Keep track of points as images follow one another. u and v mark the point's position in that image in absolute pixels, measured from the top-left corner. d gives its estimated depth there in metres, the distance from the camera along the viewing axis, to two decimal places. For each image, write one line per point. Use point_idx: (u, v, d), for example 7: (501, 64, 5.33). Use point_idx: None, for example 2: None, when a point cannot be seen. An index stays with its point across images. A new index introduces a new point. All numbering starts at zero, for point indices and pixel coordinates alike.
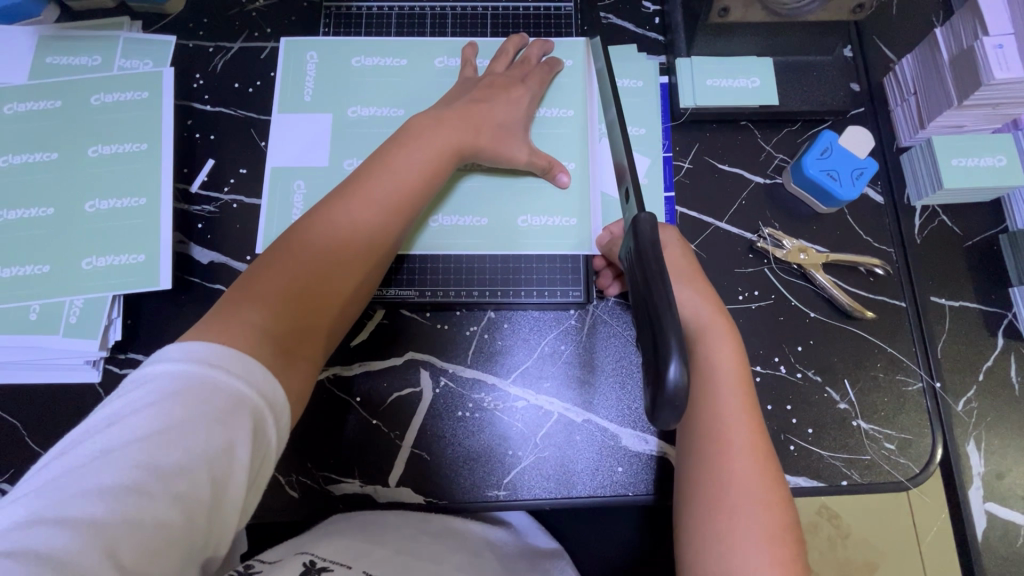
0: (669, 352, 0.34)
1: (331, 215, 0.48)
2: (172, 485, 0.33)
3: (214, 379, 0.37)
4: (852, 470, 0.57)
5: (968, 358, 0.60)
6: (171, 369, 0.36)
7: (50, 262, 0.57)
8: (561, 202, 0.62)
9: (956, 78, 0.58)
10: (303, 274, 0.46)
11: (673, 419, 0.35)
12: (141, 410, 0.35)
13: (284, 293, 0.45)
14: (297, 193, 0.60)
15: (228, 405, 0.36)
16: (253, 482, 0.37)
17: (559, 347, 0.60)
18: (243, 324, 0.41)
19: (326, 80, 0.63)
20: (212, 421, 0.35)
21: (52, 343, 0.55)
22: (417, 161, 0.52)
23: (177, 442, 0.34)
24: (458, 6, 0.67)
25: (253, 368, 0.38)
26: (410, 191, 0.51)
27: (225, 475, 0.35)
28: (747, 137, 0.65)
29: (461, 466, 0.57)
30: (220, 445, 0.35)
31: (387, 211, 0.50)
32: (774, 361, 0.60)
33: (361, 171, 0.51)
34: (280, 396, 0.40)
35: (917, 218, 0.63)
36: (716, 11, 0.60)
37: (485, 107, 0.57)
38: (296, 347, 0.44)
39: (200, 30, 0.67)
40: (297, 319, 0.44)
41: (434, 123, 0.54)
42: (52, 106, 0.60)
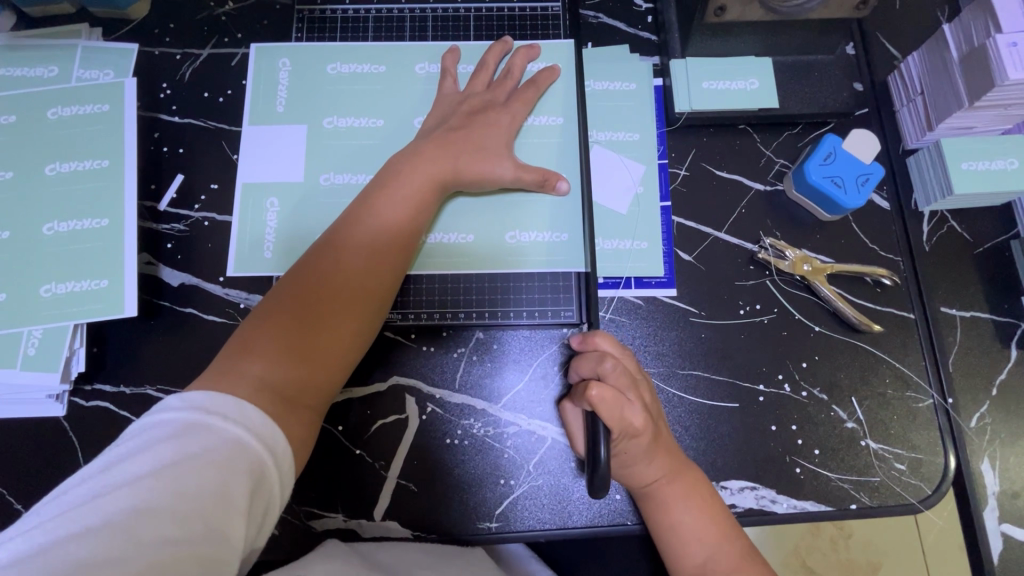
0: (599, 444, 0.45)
1: (324, 265, 0.50)
2: (168, 525, 0.35)
3: (216, 423, 0.39)
4: (861, 493, 0.54)
5: (981, 371, 0.57)
6: (180, 414, 0.39)
7: (7, 290, 0.53)
8: (552, 215, 0.58)
9: (966, 78, 0.55)
10: (298, 321, 0.47)
11: (604, 492, 0.45)
12: (148, 451, 0.37)
13: (281, 339, 0.46)
14: (270, 210, 0.57)
15: (228, 449, 0.38)
16: (251, 526, 0.39)
17: (552, 368, 0.57)
18: (244, 373, 0.44)
19: (301, 88, 0.60)
20: (211, 464, 0.37)
21: (10, 377, 0.51)
22: (402, 197, 0.52)
23: (174, 485, 0.36)
24: (439, 8, 0.64)
25: (251, 413, 0.41)
26: (396, 231, 0.52)
27: (221, 517, 0.37)
28: (745, 141, 0.62)
29: (451, 498, 0.54)
30: (216, 487, 0.37)
31: (375, 253, 0.51)
32: (778, 379, 0.57)
33: (349, 214, 0.52)
34: (280, 441, 0.41)
35: (925, 225, 0.60)
36: (712, 10, 0.56)
37: (462, 133, 0.55)
38: (294, 398, 0.45)
39: (166, 36, 0.63)
40: (293, 367, 0.46)
41: (414, 158, 0.54)
42: (6, 121, 0.56)
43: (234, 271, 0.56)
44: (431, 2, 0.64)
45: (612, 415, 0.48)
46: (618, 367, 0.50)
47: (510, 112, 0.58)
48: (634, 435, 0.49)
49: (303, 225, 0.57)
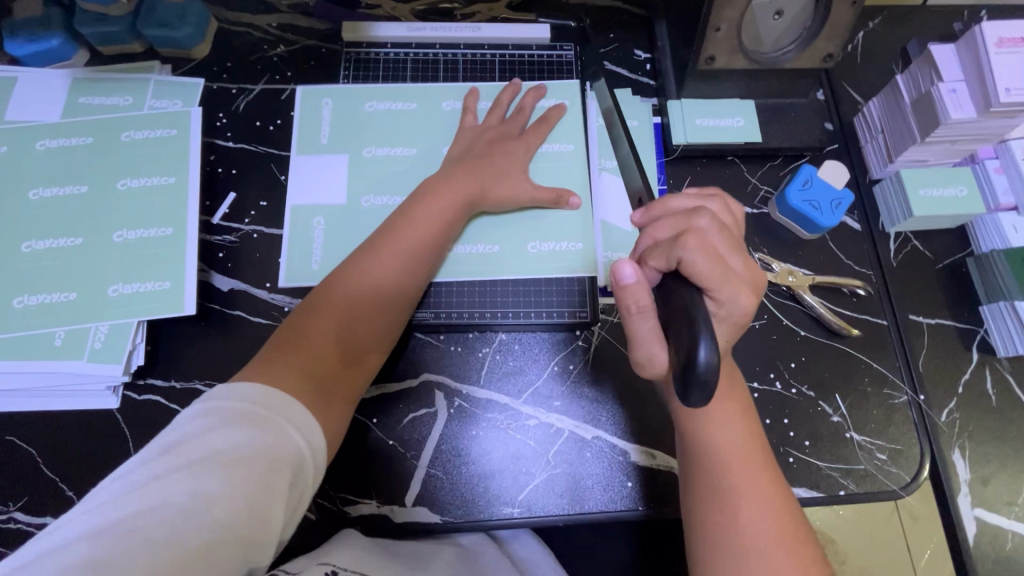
0: (701, 337, 0.40)
1: (359, 273, 0.55)
2: (218, 506, 0.38)
3: (261, 415, 0.43)
4: (849, 481, 0.60)
5: (948, 371, 0.65)
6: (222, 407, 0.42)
7: (76, 289, 0.58)
8: (566, 228, 0.66)
9: (918, 118, 0.64)
10: (333, 327, 0.52)
11: (704, 398, 0.41)
12: (196, 440, 0.40)
13: (319, 340, 0.51)
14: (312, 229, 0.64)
15: (269, 439, 0.42)
16: (288, 511, 0.42)
17: (567, 366, 0.63)
18: (285, 369, 0.48)
19: (348, 117, 0.68)
20: (256, 452, 0.41)
21: (76, 367, 0.56)
22: (431, 215, 0.58)
23: (223, 471, 0.39)
24: (468, 53, 0.73)
25: (291, 407, 0.44)
26: (421, 246, 0.58)
27: (264, 503, 0.40)
28: (733, 170, 0.71)
29: (476, 485, 0.59)
30: (262, 475, 0.40)
31: (405, 264, 0.57)
32: (770, 377, 0.63)
33: (381, 231, 0.58)
34: (317, 433, 0.45)
35: (892, 243, 0.69)
36: (703, 59, 0.65)
37: (485, 161, 0.63)
38: (330, 392, 0.50)
39: (224, 73, 0.72)
40: (328, 365, 0.50)
41: (444, 180, 0.61)
42: (84, 142, 0.63)
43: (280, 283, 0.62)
44: (461, 48, 0.73)
45: (706, 274, 0.45)
46: (712, 223, 0.48)
47: (525, 143, 0.66)
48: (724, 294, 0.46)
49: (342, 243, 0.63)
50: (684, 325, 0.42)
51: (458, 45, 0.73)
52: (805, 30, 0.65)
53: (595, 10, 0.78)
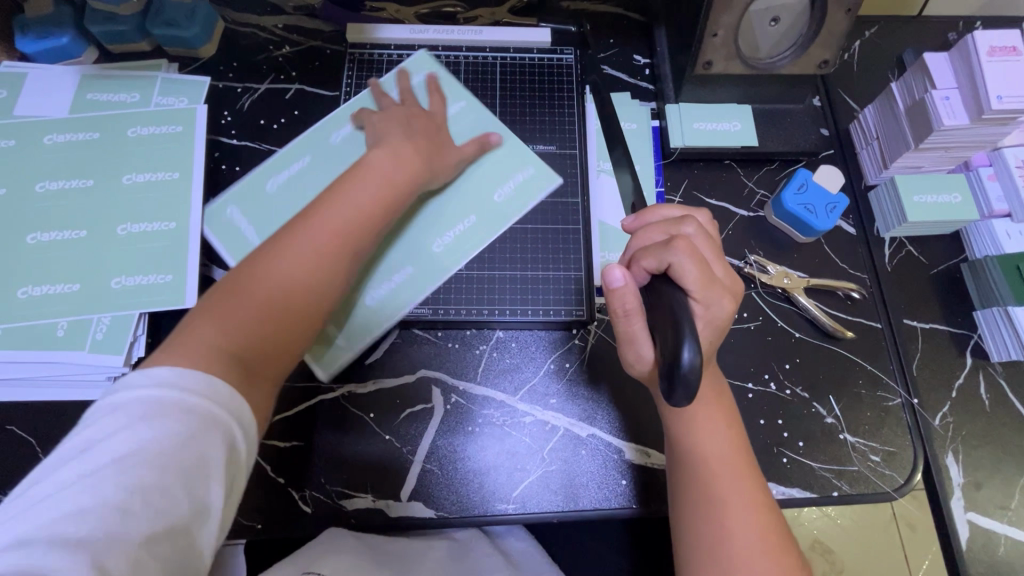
0: (685, 338, 0.41)
1: (298, 239, 0.48)
2: (153, 500, 0.35)
3: (190, 400, 0.39)
4: (842, 482, 0.60)
5: (941, 376, 0.65)
6: (144, 394, 0.38)
7: (80, 281, 0.59)
8: (508, 164, 0.64)
9: (912, 125, 0.65)
10: (264, 298, 0.46)
11: (688, 399, 0.41)
12: (118, 433, 0.37)
13: (249, 314, 0.46)
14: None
15: (202, 423, 0.39)
16: (228, 495, 0.40)
17: (564, 365, 0.64)
18: (200, 347, 0.43)
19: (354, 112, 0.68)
20: (183, 439, 0.37)
21: (78, 358, 0.57)
22: (385, 181, 0.53)
23: (155, 465, 0.36)
24: (470, 55, 0.74)
25: (218, 388, 0.40)
26: (373, 213, 0.51)
27: (199, 490, 0.37)
28: (730, 174, 0.72)
29: (472, 481, 0.59)
30: (193, 464, 0.37)
31: (351, 230, 0.50)
32: (765, 378, 0.64)
33: (329, 192, 0.51)
34: (246, 412, 0.42)
35: (886, 248, 0.70)
36: (701, 64, 0.67)
37: (426, 132, 0.59)
38: (257, 371, 0.45)
39: (230, 72, 0.73)
40: (256, 342, 0.45)
41: (406, 147, 0.56)
42: (91, 137, 0.64)
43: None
44: (464, 50, 0.74)
45: (692, 276, 0.46)
46: (699, 231, 0.50)
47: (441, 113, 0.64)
48: (711, 297, 0.47)
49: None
50: (669, 325, 0.43)
51: (460, 47, 0.74)
52: (801, 37, 0.66)
53: (595, 16, 0.79)
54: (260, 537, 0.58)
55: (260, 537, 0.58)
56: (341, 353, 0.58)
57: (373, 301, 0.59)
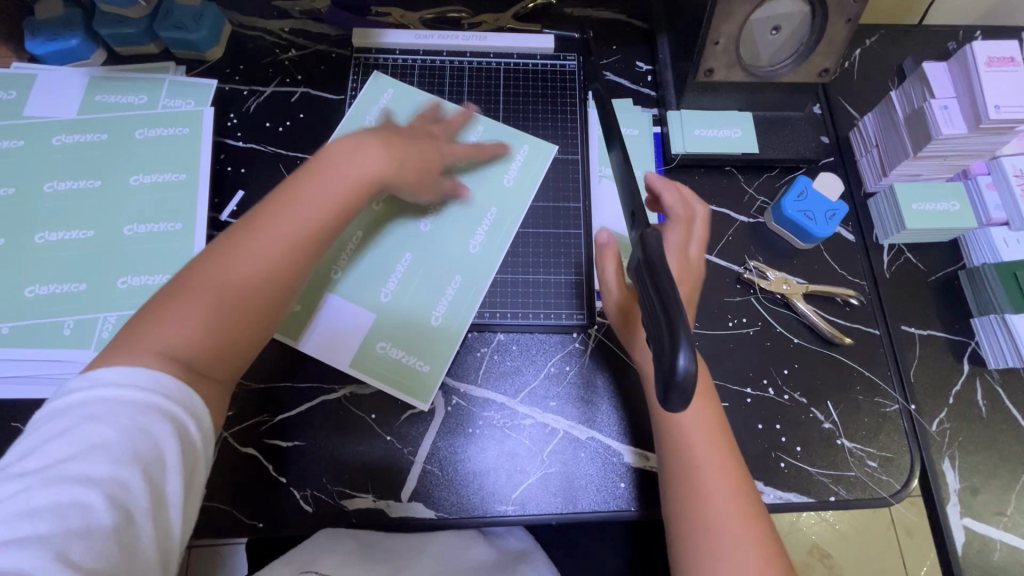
0: (682, 341, 0.33)
1: (257, 238, 0.50)
2: (106, 492, 0.38)
3: (133, 396, 0.41)
4: (839, 487, 0.61)
5: (939, 383, 0.65)
6: (88, 394, 0.41)
7: (87, 280, 0.60)
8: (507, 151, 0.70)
9: (910, 133, 0.65)
10: (221, 296, 0.48)
11: (686, 408, 0.34)
12: (65, 434, 0.39)
13: (212, 307, 0.47)
14: (330, 309, 0.63)
15: (146, 415, 0.41)
16: (188, 481, 0.42)
17: (564, 368, 0.64)
18: (155, 342, 0.45)
19: (390, 112, 0.70)
20: (132, 431, 0.40)
21: (84, 356, 0.57)
22: (341, 182, 0.55)
23: (104, 460, 0.39)
24: (474, 61, 0.75)
25: (166, 381, 0.43)
26: (328, 213, 0.54)
27: (153, 475, 0.40)
28: (731, 181, 0.73)
29: (472, 482, 0.60)
30: (144, 453, 0.40)
31: (307, 228, 0.52)
32: (763, 384, 0.64)
33: (285, 191, 0.53)
34: (196, 400, 0.44)
35: (885, 255, 0.70)
36: (702, 71, 0.67)
37: (414, 142, 0.62)
38: (210, 364, 0.47)
39: (236, 75, 0.74)
40: (213, 336, 0.47)
41: (363, 147, 0.58)
42: (99, 138, 0.65)
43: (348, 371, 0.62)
44: (468, 55, 0.75)
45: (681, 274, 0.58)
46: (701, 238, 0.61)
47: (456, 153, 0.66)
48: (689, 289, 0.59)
49: (375, 311, 0.63)
50: (664, 321, 0.36)
51: (464, 53, 0.75)
52: (802, 46, 0.66)
53: (598, 22, 0.80)
54: (262, 536, 0.58)
55: (262, 536, 0.58)
56: (432, 374, 0.62)
57: (435, 319, 0.64)
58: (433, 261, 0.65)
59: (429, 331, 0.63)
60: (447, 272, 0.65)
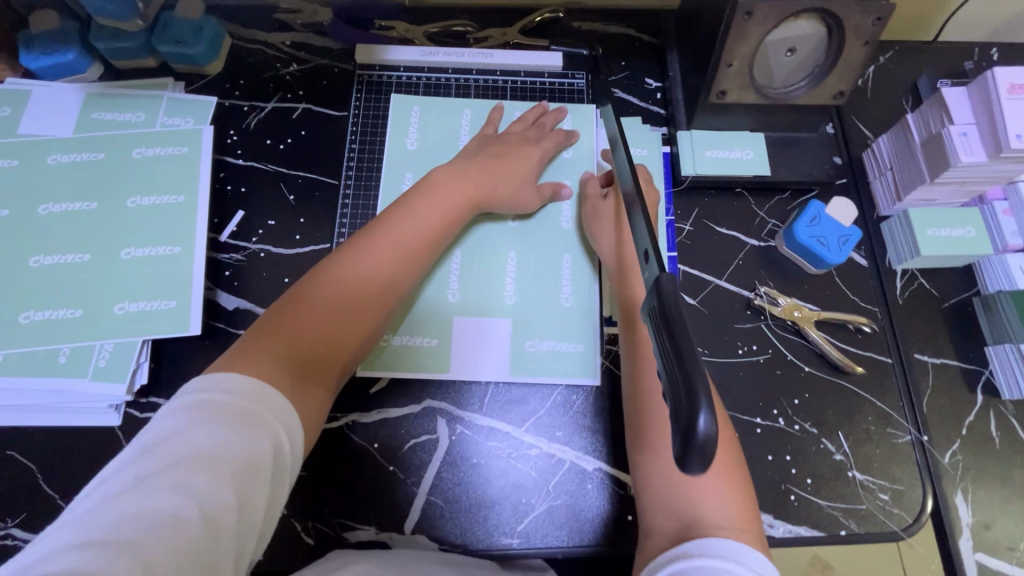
0: (700, 403, 0.32)
1: (357, 259, 0.56)
2: (201, 505, 0.38)
3: (243, 408, 0.43)
4: (850, 521, 0.60)
5: (951, 414, 0.64)
6: (201, 400, 0.43)
7: (83, 306, 0.58)
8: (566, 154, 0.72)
9: (927, 159, 0.64)
10: (325, 311, 0.53)
11: (705, 470, 0.33)
12: (173, 438, 0.40)
13: (309, 321, 0.52)
14: (459, 327, 0.65)
15: (249, 429, 0.42)
16: (268, 507, 0.43)
17: (571, 397, 0.63)
18: (269, 352, 0.49)
19: (400, 131, 0.70)
20: (234, 445, 0.41)
21: (79, 385, 0.56)
22: (434, 210, 0.61)
23: (205, 470, 0.39)
24: (480, 79, 0.74)
25: (268, 393, 0.45)
26: (416, 249, 0.59)
27: (248, 491, 0.40)
28: (741, 203, 0.71)
29: (476, 515, 0.58)
30: (245, 466, 0.41)
31: (405, 250, 0.58)
32: (773, 414, 0.63)
33: (383, 220, 0.60)
34: (294, 420, 0.46)
35: (898, 280, 0.69)
36: (714, 93, 0.66)
37: (500, 158, 0.66)
38: (311, 373, 0.51)
39: (236, 90, 0.72)
40: (315, 347, 0.52)
41: (455, 176, 0.64)
42: (95, 158, 0.64)
43: (515, 380, 0.63)
44: (473, 73, 0.74)
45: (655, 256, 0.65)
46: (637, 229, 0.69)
47: (541, 150, 0.69)
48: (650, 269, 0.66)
49: (502, 314, 0.65)
50: (679, 378, 0.34)
51: (470, 71, 0.74)
52: (817, 67, 0.65)
53: (607, 37, 0.78)
54: (261, 569, 0.57)
55: (260, 569, 0.57)
56: (592, 347, 0.64)
57: (566, 302, 0.66)
58: (542, 252, 0.68)
59: (565, 313, 0.66)
60: (557, 257, 0.68)
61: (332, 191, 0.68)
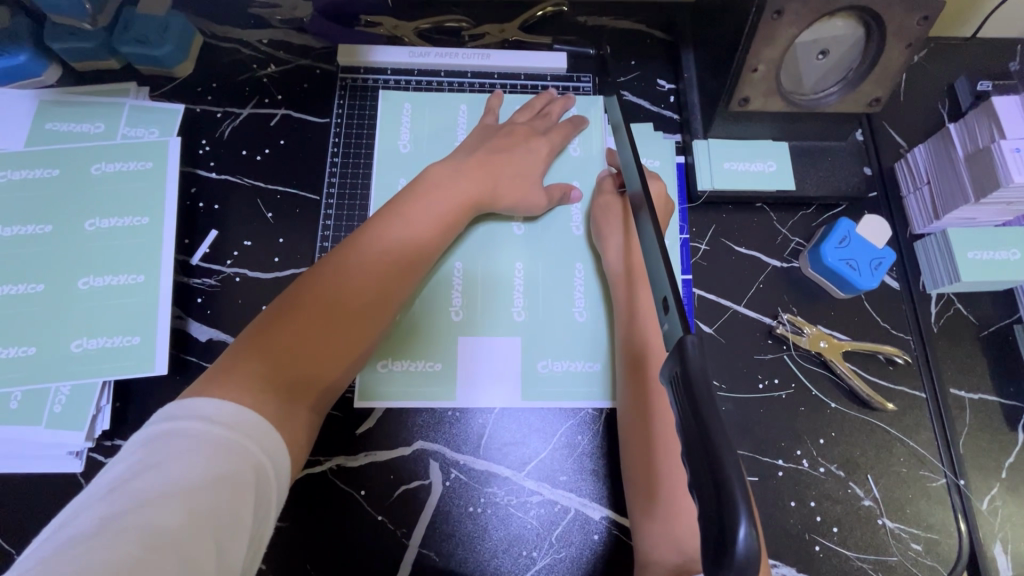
0: (738, 513, 0.26)
1: (348, 264, 0.50)
2: (176, 548, 0.32)
3: (223, 437, 0.38)
4: (880, 573, 0.55)
5: (990, 454, 0.59)
6: (176, 429, 0.37)
7: (37, 343, 0.53)
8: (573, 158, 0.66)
9: (972, 175, 0.58)
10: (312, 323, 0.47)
11: None
12: (144, 472, 0.35)
13: (293, 335, 0.46)
14: (463, 347, 0.59)
15: (232, 460, 0.37)
16: (250, 549, 0.37)
17: (576, 438, 0.58)
18: (249, 374, 0.43)
19: (389, 137, 0.64)
20: (214, 479, 0.35)
21: (33, 434, 0.51)
22: (431, 210, 0.55)
23: (181, 508, 0.34)
24: (475, 82, 0.67)
25: (251, 421, 0.40)
26: (413, 252, 0.53)
27: (229, 530, 0.35)
28: (762, 219, 0.65)
29: (473, 570, 0.54)
30: (226, 502, 0.35)
31: (401, 256, 0.52)
32: (797, 455, 0.58)
33: (375, 220, 0.53)
34: (279, 451, 0.40)
35: (933, 306, 0.63)
36: (736, 100, 0.59)
37: (503, 159, 0.60)
38: (296, 397, 0.45)
39: (208, 94, 0.65)
40: (300, 366, 0.46)
41: (452, 174, 0.57)
42: (50, 175, 0.58)
43: (525, 404, 0.58)
44: (469, 77, 0.67)
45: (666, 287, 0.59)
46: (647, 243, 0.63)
47: (546, 148, 0.63)
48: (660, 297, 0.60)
49: (511, 332, 0.60)
50: (706, 472, 0.29)
51: (465, 73, 0.67)
52: (851, 71, 0.58)
53: (615, 33, 0.71)
54: None
55: None
56: (610, 366, 0.59)
57: (578, 317, 0.60)
58: (553, 261, 0.62)
59: (580, 329, 0.60)
60: (567, 267, 0.62)
61: (313, 208, 0.62)
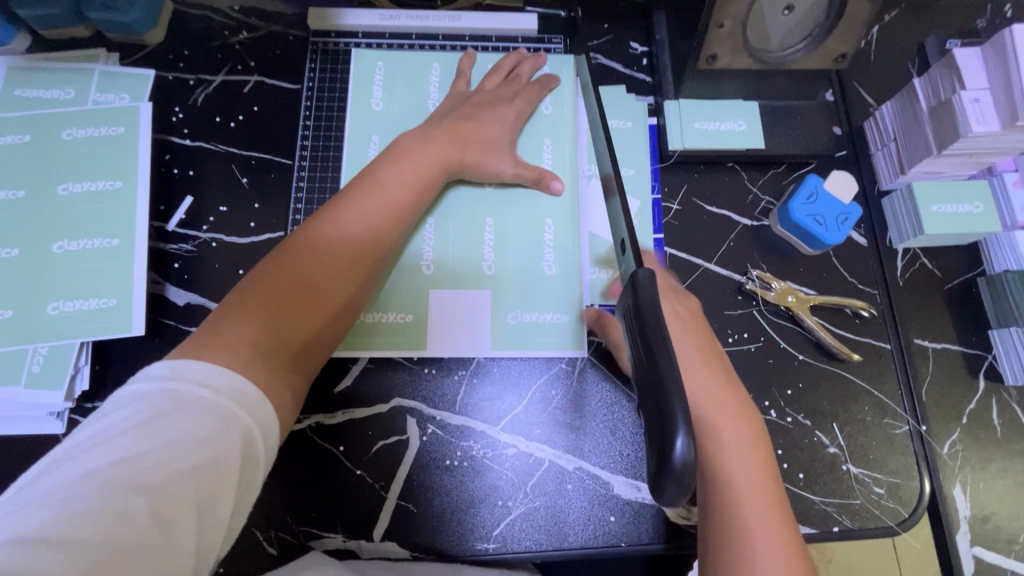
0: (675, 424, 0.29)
1: (328, 231, 0.50)
2: (157, 504, 0.33)
3: (210, 401, 0.37)
4: (843, 516, 0.57)
5: (952, 401, 0.61)
6: (163, 389, 0.37)
7: (13, 307, 0.53)
8: (548, 120, 0.66)
9: (935, 129, 0.59)
10: (293, 290, 0.47)
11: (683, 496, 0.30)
12: (129, 429, 0.35)
13: (277, 302, 0.46)
14: (434, 302, 0.60)
15: (218, 425, 0.37)
16: (237, 506, 0.38)
17: (550, 392, 0.59)
18: (235, 338, 0.42)
19: (362, 99, 0.64)
20: (199, 440, 0.35)
21: (12, 394, 0.52)
22: (408, 175, 0.55)
23: (166, 467, 0.34)
24: (447, 45, 0.67)
25: (241, 387, 0.39)
26: (391, 218, 0.53)
27: (213, 495, 0.35)
28: (733, 178, 0.66)
29: (448, 519, 0.55)
30: (210, 464, 0.35)
31: (379, 224, 0.52)
32: (765, 405, 0.59)
33: (352, 188, 0.53)
34: (269, 412, 0.40)
35: (899, 260, 0.64)
36: (704, 57, 0.60)
37: (471, 116, 0.60)
38: (283, 364, 0.45)
39: (180, 62, 0.65)
40: (285, 332, 0.46)
41: (423, 142, 0.58)
42: (21, 141, 0.58)
43: (497, 355, 0.59)
44: (441, 40, 0.68)
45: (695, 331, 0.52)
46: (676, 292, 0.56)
47: (515, 111, 0.63)
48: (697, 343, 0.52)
49: (482, 286, 0.61)
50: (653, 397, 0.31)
51: (437, 36, 0.68)
52: (816, 27, 0.59)
53: None
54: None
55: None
56: (579, 319, 0.60)
57: (548, 272, 0.62)
58: (524, 218, 0.63)
59: (550, 282, 0.61)
60: (538, 223, 0.63)
61: (287, 173, 0.63)
